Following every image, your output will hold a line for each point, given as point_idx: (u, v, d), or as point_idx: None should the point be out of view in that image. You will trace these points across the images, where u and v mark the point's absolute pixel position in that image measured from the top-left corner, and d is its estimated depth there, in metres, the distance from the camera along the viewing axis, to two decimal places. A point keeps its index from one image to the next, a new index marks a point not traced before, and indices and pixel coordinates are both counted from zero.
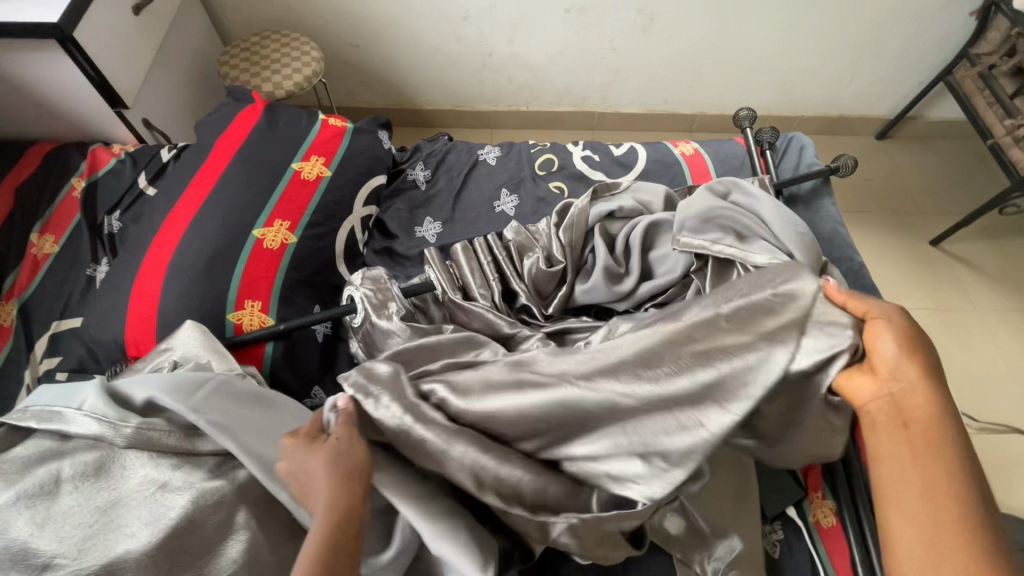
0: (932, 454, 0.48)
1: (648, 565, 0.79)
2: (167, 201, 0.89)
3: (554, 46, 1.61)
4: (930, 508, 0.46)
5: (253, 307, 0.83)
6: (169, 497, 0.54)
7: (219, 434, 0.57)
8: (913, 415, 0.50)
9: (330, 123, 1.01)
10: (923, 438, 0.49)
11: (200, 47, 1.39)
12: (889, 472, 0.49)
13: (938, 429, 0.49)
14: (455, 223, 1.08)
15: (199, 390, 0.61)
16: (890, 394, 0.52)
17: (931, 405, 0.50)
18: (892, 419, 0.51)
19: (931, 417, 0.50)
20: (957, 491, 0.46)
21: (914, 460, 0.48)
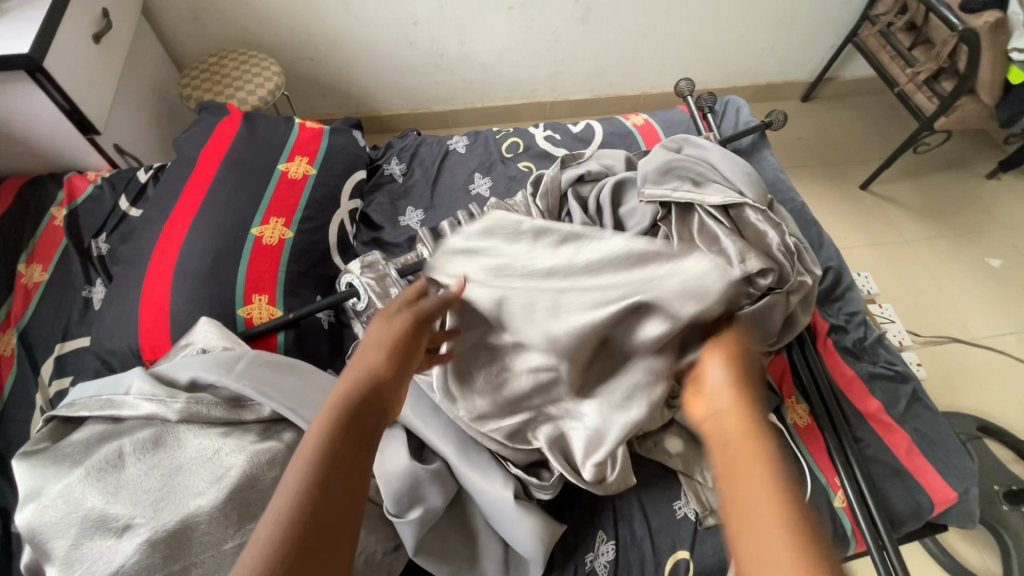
0: (746, 472, 0.42)
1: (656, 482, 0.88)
2: (160, 213, 0.92)
3: (500, 42, 1.71)
4: (749, 527, 0.40)
5: (261, 301, 0.88)
6: (228, 459, 0.59)
7: (264, 397, 0.64)
8: (723, 441, 0.45)
9: (307, 126, 1.07)
10: (736, 466, 0.43)
11: (156, 73, 1.42)
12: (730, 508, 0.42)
13: (756, 448, 0.44)
14: (436, 208, 1.15)
15: (237, 364, 0.66)
16: (721, 413, 0.47)
17: (745, 425, 0.45)
18: (717, 442, 0.46)
19: (752, 439, 0.44)
20: (776, 506, 0.40)
21: (742, 477, 0.42)
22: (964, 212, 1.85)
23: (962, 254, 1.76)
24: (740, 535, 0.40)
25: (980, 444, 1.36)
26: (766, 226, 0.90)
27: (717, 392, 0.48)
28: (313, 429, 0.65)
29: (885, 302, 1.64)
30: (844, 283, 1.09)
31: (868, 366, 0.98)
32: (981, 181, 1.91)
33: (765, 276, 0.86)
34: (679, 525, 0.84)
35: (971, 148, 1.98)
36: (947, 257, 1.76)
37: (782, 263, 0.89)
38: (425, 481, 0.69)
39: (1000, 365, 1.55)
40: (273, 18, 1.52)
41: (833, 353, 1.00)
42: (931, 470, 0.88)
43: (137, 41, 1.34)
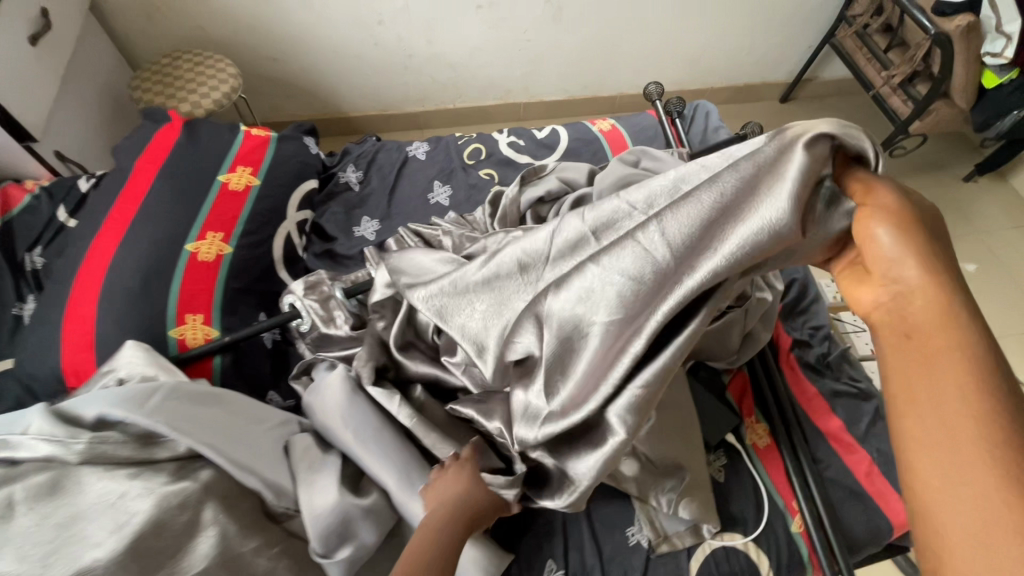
0: (940, 361, 0.36)
1: (608, 507, 0.85)
2: (90, 227, 0.88)
3: (470, 42, 1.66)
4: (947, 427, 0.34)
5: (195, 321, 0.84)
6: (133, 503, 0.56)
7: (178, 435, 0.60)
8: (917, 311, 0.38)
9: (252, 133, 1.02)
10: (922, 356, 0.36)
11: (106, 74, 1.36)
12: (907, 408, 0.36)
13: (946, 324, 0.37)
14: (392, 218, 1.11)
15: (151, 398, 0.62)
16: (922, 281, 0.38)
17: (939, 303, 0.37)
18: (892, 327, 0.39)
19: (944, 312, 0.37)
20: (984, 396, 0.34)
21: (938, 364, 0.36)
22: None
23: None
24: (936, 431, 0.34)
25: None
26: None
27: (894, 261, 0.39)
28: (230, 468, 0.62)
29: None
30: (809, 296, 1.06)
31: (830, 384, 0.96)
32: (958, 185, 1.90)
33: None
34: (630, 551, 0.82)
35: (948, 150, 1.97)
36: None
37: None
38: (356, 518, 0.65)
39: None
40: (231, 17, 1.47)
41: (796, 370, 0.98)
42: (892, 492, 0.85)
43: (82, 41, 1.28)
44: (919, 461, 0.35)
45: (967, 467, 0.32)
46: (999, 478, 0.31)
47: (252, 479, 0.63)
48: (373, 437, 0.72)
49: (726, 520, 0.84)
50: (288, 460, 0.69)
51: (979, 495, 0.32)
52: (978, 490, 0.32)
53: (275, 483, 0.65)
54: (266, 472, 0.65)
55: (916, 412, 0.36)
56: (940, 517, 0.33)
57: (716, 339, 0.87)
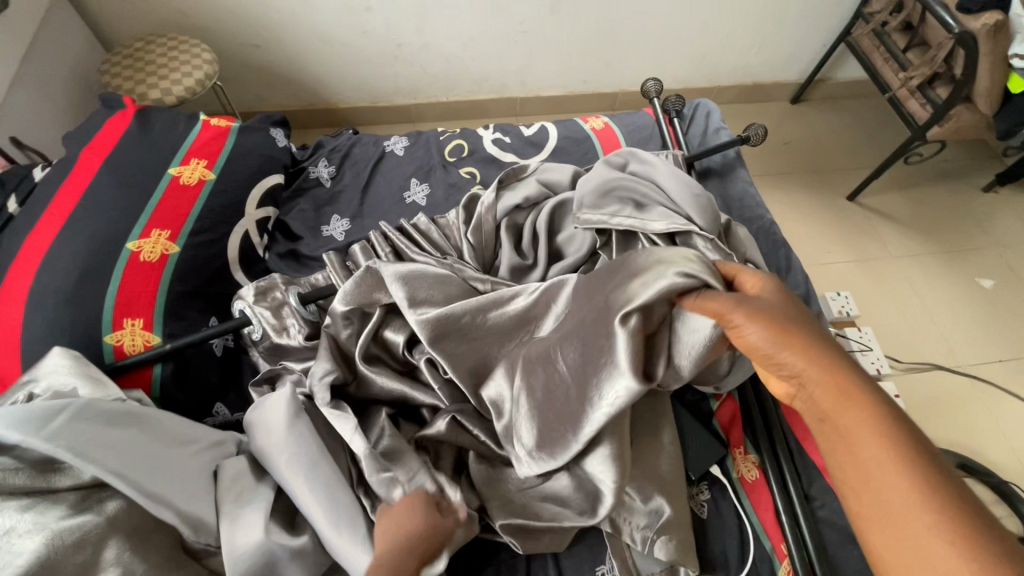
0: (856, 435, 0.43)
1: (578, 543, 0.78)
2: (27, 221, 0.81)
3: (463, 32, 1.58)
4: (879, 495, 0.41)
5: (134, 327, 0.77)
6: (20, 541, 0.49)
7: (81, 462, 0.53)
8: (816, 398, 0.46)
9: (212, 124, 0.96)
10: (838, 435, 0.44)
11: (76, 57, 1.30)
12: (848, 485, 0.43)
13: (849, 404, 0.44)
14: (363, 217, 1.04)
15: (55, 419, 0.55)
16: (812, 371, 0.46)
17: (839, 384, 0.45)
18: (811, 412, 0.46)
19: (839, 390, 0.45)
20: (893, 459, 0.41)
21: (853, 440, 0.43)
22: (957, 228, 1.73)
23: (953, 273, 1.65)
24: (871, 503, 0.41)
25: None
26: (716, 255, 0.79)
27: (776, 352, 0.47)
28: (140, 499, 0.55)
29: (866, 325, 1.53)
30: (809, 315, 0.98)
31: None
32: (978, 195, 1.79)
33: None
34: None
35: (968, 159, 1.86)
36: (936, 276, 1.64)
37: None
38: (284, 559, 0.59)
39: (986, 395, 1.44)
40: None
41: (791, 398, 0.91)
42: None
43: (49, 21, 1.22)
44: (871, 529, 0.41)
45: (914, 531, 0.38)
46: (933, 533, 0.38)
47: (169, 513, 0.56)
48: (306, 470, 0.64)
49: (706, 563, 0.76)
50: (214, 489, 0.62)
51: (927, 553, 0.38)
52: (917, 545, 0.38)
53: (195, 516, 0.58)
54: (185, 503, 0.58)
55: (854, 487, 0.42)
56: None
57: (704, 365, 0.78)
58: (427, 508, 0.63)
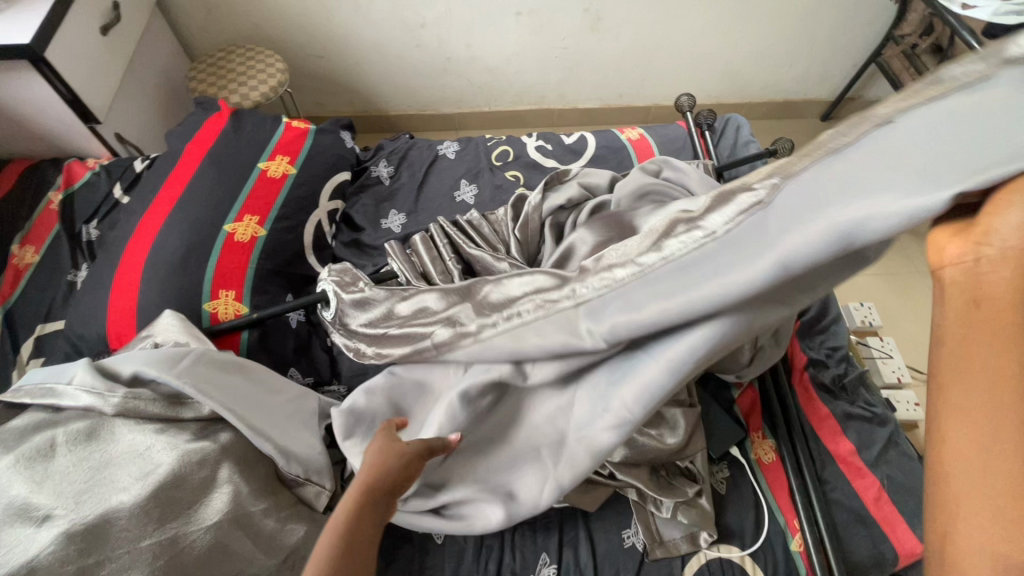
0: (984, 349, 0.35)
1: (606, 507, 0.86)
2: (141, 204, 0.95)
3: (509, 48, 1.70)
4: (975, 435, 0.35)
5: (227, 297, 0.89)
6: (161, 455, 0.61)
7: (203, 397, 0.65)
8: (953, 329, 0.37)
9: (293, 125, 1.10)
10: (968, 348, 0.36)
11: (166, 64, 1.46)
12: (949, 390, 0.37)
13: (1011, 317, 0.34)
14: (419, 213, 1.15)
15: (180, 361, 0.67)
16: (1002, 255, 0.34)
17: (1016, 297, 0.34)
18: (963, 296, 0.36)
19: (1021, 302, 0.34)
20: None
21: (984, 382, 0.35)
22: None
23: None
24: (957, 419, 0.36)
25: None
26: None
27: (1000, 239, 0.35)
28: (249, 433, 0.67)
29: (887, 335, 1.57)
30: (829, 315, 1.05)
31: (844, 406, 0.94)
32: None
33: None
34: (624, 554, 0.82)
35: None
36: None
37: None
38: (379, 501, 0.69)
39: None
40: (283, 15, 1.55)
41: (808, 388, 0.97)
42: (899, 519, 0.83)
43: (148, 32, 1.38)
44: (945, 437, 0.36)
45: (989, 453, 0.34)
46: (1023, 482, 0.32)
47: (268, 447, 0.68)
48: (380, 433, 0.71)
49: (724, 531, 0.83)
50: (305, 434, 0.73)
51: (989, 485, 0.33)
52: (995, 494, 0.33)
53: (296, 455, 0.70)
54: (285, 443, 0.70)
55: (947, 387, 0.37)
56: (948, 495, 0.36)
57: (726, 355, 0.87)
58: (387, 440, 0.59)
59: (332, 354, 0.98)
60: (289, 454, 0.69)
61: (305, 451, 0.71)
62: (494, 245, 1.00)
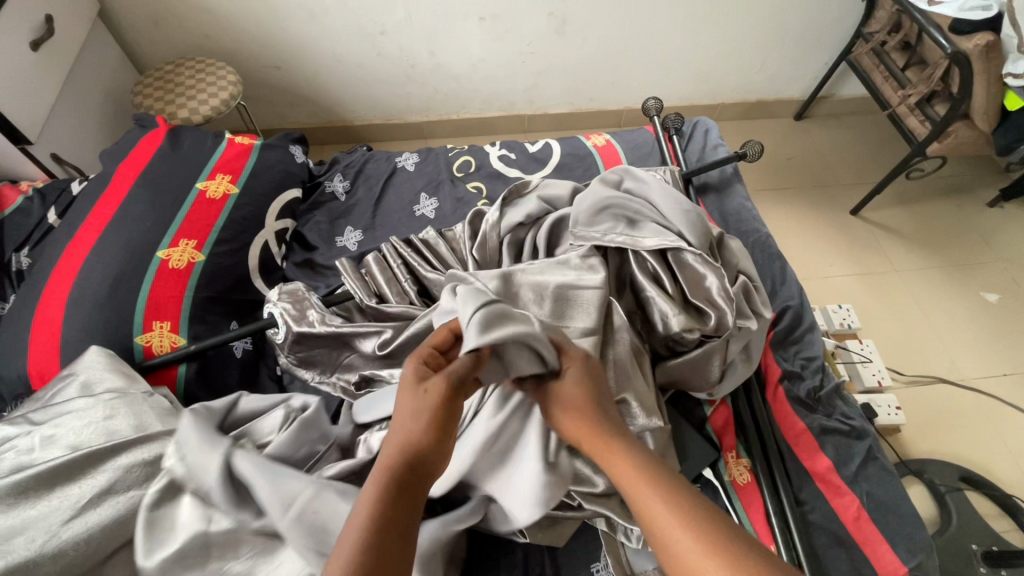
0: (607, 446, 0.54)
1: (574, 540, 0.81)
2: (68, 230, 0.88)
3: (473, 53, 1.65)
4: (632, 492, 0.49)
5: (162, 328, 0.83)
6: (104, 537, 0.59)
7: (306, 540, 0.58)
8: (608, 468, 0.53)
9: (236, 143, 1.04)
10: (600, 446, 0.54)
11: (110, 79, 1.39)
12: (638, 498, 0.49)
13: (593, 429, 0.55)
14: (376, 229, 1.10)
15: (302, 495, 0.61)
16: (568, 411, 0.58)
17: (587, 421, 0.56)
18: (586, 434, 0.56)
19: (593, 424, 0.56)
20: (668, 512, 0.46)
21: (608, 456, 0.53)
22: (962, 240, 1.75)
23: (958, 288, 1.66)
24: (636, 510, 0.48)
25: (963, 496, 1.25)
26: (705, 267, 0.82)
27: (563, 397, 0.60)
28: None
29: (867, 338, 1.54)
30: (803, 324, 1.02)
31: (820, 419, 0.91)
32: (982, 211, 1.80)
33: (692, 330, 0.80)
34: None
35: (972, 174, 1.88)
36: (941, 289, 1.65)
37: (721, 306, 0.80)
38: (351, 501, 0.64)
39: (989, 408, 1.44)
40: (233, 24, 1.48)
41: (784, 403, 0.93)
42: (880, 541, 0.79)
43: (89, 47, 1.32)
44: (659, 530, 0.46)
45: (655, 506, 0.47)
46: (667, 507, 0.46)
47: None
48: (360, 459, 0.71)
49: None
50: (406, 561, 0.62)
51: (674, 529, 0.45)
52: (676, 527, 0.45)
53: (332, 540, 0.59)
54: (320, 527, 0.60)
55: (617, 481, 0.51)
56: (656, 537, 0.46)
57: (694, 371, 0.83)
58: (418, 413, 0.53)
59: (281, 385, 0.92)
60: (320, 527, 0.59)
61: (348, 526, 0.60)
62: (451, 265, 0.95)
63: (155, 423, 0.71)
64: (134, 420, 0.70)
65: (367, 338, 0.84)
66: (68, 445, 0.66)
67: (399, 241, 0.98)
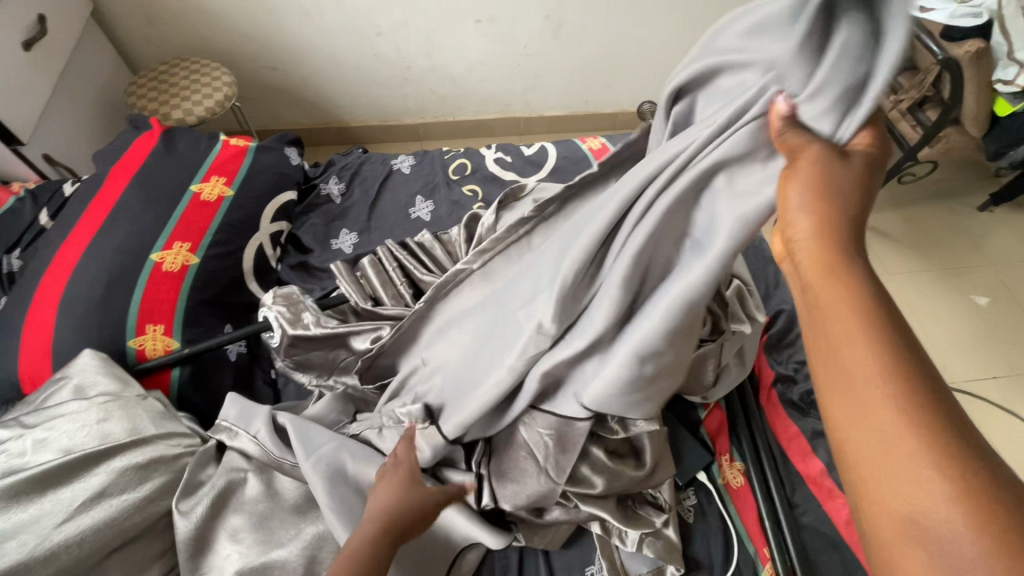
0: (838, 309, 0.35)
1: (569, 544, 0.81)
2: (60, 232, 0.88)
3: (470, 56, 1.65)
4: (851, 380, 0.33)
5: (155, 332, 0.83)
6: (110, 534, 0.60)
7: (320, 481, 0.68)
8: (804, 277, 0.37)
9: (230, 144, 1.04)
10: (821, 308, 0.36)
11: (103, 79, 1.38)
12: (847, 390, 0.33)
13: (832, 268, 0.36)
14: (371, 231, 1.10)
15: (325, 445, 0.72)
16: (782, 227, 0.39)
17: (826, 257, 0.36)
18: (806, 269, 0.37)
19: (834, 271, 0.36)
20: (878, 361, 0.33)
21: (841, 324, 0.34)
22: (953, 243, 1.77)
23: (949, 291, 1.67)
24: (841, 402, 0.33)
25: None
26: None
27: (793, 213, 0.38)
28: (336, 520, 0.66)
29: None
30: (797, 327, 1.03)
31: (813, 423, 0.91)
32: (973, 214, 1.82)
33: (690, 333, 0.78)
34: None
35: (962, 178, 1.90)
36: (932, 292, 1.67)
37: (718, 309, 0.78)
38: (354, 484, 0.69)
39: (980, 411, 1.46)
40: (228, 24, 1.48)
41: (776, 406, 0.94)
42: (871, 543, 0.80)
43: (82, 47, 1.31)
44: (854, 442, 0.32)
45: (884, 412, 0.31)
46: (907, 424, 0.30)
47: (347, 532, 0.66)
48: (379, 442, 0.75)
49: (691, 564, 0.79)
50: None
51: (899, 457, 0.30)
52: (898, 455, 0.30)
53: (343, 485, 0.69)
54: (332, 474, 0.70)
55: (834, 357, 0.34)
56: (848, 449, 0.33)
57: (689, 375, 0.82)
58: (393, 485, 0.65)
59: (275, 389, 0.93)
60: (340, 516, 0.66)
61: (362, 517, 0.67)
62: (447, 269, 0.95)
63: (149, 426, 0.71)
64: (128, 422, 0.70)
65: (363, 340, 0.85)
66: (60, 449, 0.65)
67: (394, 244, 0.98)
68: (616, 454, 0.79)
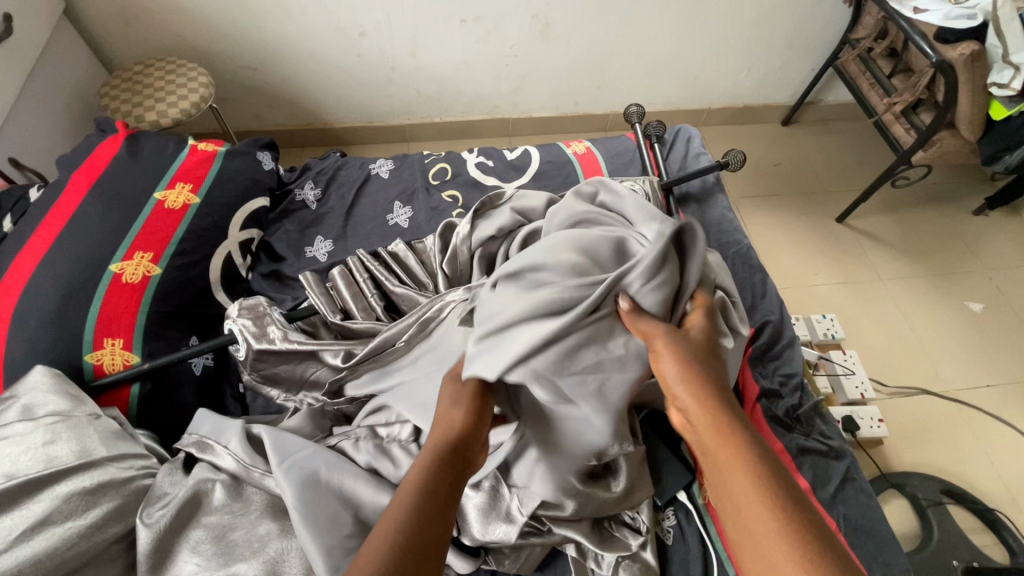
0: (729, 467, 0.46)
1: (543, 567, 0.78)
2: (17, 242, 0.84)
3: (456, 55, 1.61)
4: (744, 527, 0.43)
5: (114, 346, 0.79)
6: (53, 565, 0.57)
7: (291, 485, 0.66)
8: (701, 449, 0.49)
9: (198, 149, 1.00)
10: (714, 460, 0.47)
11: (75, 79, 1.35)
12: (743, 529, 0.43)
13: (722, 433, 0.48)
14: (346, 239, 1.06)
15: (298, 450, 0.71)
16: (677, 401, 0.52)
17: (714, 424, 0.49)
18: (700, 438, 0.50)
19: (719, 425, 0.49)
20: (758, 497, 0.43)
21: (731, 468, 0.46)
22: (948, 248, 1.74)
23: (943, 297, 1.65)
24: (739, 537, 0.43)
25: (944, 510, 1.24)
26: None
27: (675, 385, 0.53)
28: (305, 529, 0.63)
29: (850, 348, 1.52)
30: (783, 340, 1.00)
31: (798, 439, 0.88)
32: (968, 219, 1.79)
33: None
34: None
35: (958, 182, 1.87)
36: (925, 298, 1.64)
37: None
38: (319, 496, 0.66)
39: (973, 420, 1.43)
40: (206, 23, 1.44)
41: (762, 422, 0.89)
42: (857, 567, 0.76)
43: (52, 47, 1.27)
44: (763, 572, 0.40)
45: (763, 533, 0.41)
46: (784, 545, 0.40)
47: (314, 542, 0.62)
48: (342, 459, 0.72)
49: None
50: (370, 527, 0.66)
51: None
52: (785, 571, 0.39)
53: (313, 493, 0.66)
54: (306, 481, 0.67)
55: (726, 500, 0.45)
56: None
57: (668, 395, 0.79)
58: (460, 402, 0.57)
59: (244, 402, 0.91)
60: (305, 521, 0.63)
61: (329, 524, 0.64)
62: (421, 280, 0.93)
63: (100, 448, 0.68)
64: (77, 444, 0.67)
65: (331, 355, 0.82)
66: (2, 473, 0.62)
67: (367, 254, 0.95)
68: (591, 475, 0.76)
